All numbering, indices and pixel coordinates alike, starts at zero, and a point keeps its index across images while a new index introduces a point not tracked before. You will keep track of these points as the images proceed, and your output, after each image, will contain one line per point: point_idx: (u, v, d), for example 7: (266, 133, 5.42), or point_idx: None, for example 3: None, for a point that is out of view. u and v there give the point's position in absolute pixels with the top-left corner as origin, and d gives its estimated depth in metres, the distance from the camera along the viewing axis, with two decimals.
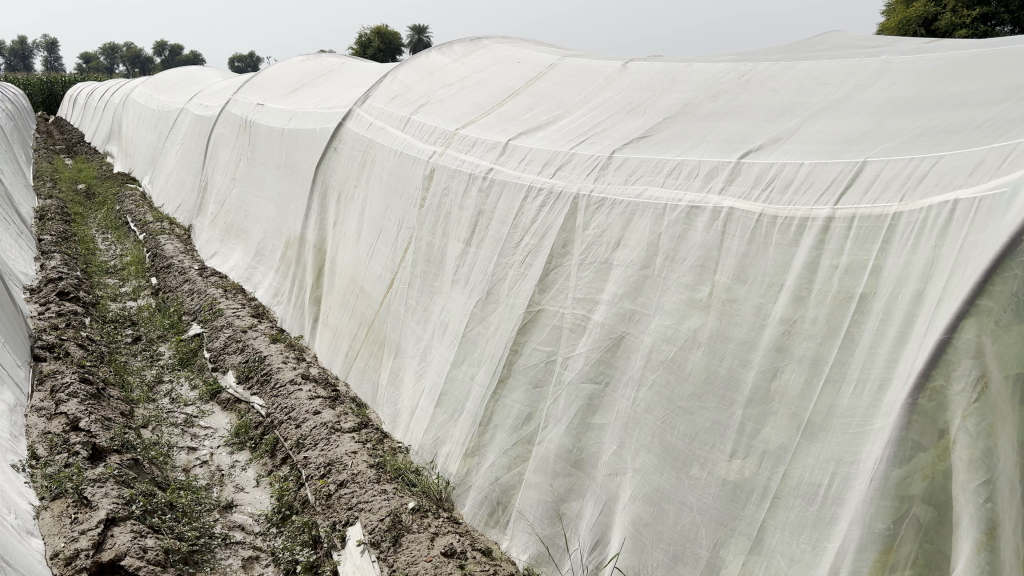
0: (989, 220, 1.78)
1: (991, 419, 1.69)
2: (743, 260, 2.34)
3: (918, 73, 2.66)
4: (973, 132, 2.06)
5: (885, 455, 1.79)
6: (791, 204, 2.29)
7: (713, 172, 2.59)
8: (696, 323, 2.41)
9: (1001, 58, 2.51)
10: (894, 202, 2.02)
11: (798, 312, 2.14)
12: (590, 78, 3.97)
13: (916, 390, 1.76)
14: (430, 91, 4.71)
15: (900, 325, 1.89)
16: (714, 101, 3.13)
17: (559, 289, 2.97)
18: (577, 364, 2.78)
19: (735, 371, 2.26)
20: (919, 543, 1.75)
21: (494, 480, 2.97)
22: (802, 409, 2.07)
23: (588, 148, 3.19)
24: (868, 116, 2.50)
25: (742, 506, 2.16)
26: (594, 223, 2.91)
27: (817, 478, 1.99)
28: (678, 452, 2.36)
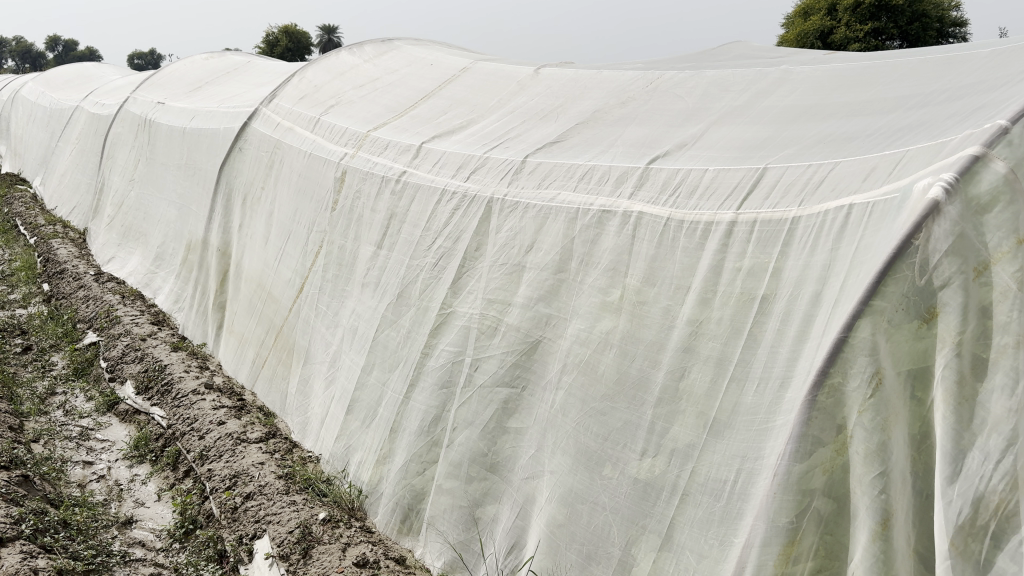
0: (881, 223, 1.86)
1: (885, 414, 1.77)
2: (653, 262, 2.38)
3: (814, 83, 2.77)
4: (866, 140, 2.16)
5: (787, 450, 1.83)
6: (697, 208, 2.35)
7: (623, 177, 2.63)
8: (608, 325, 2.44)
9: (890, 71, 2.64)
10: (793, 206, 2.10)
11: (704, 313, 2.20)
12: (502, 83, 3.98)
13: (815, 387, 1.80)
14: (340, 92, 4.63)
15: (800, 325, 1.96)
16: (623, 108, 3.18)
17: (470, 292, 2.96)
18: (489, 366, 2.77)
19: (645, 372, 2.30)
20: (820, 535, 1.83)
21: (406, 486, 2.93)
22: (708, 407, 2.12)
23: (501, 152, 3.19)
24: (768, 123, 2.59)
25: (652, 504, 2.19)
26: (507, 226, 2.92)
27: (723, 474, 2.04)
28: (591, 452, 2.38)
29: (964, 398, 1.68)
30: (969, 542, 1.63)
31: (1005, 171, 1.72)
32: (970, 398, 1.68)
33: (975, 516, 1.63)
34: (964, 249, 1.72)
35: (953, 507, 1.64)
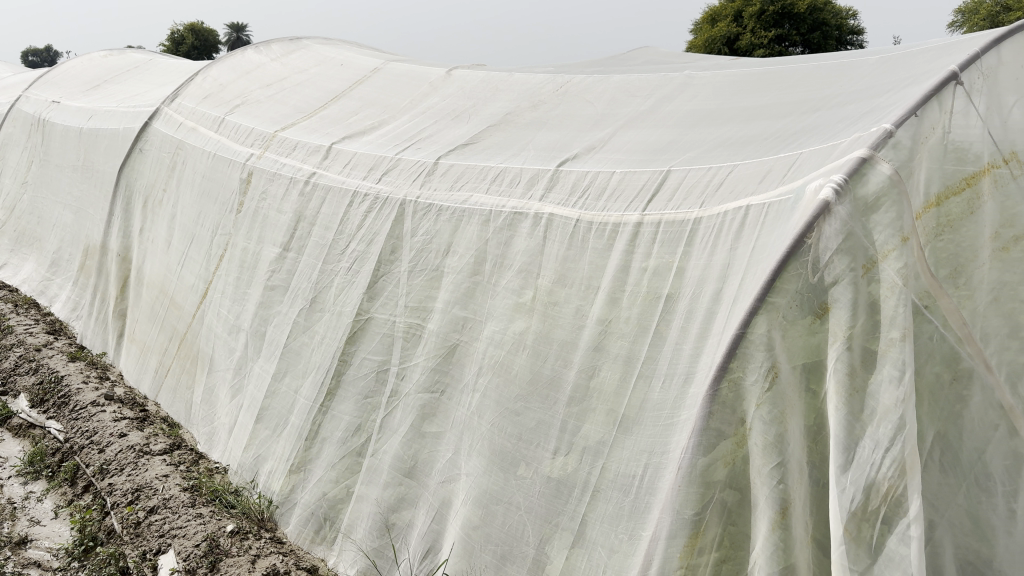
0: (777, 224, 1.93)
1: (781, 407, 1.84)
2: (564, 263, 2.41)
3: (715, 89, 2.86)
4: (763, 143, 2.24)
5: (690, 444, 1.87)
6: (605, 210, 2.38)
7: (534, 179, 2.65)
8: (521, 326, 2.45)
9: (785, 77, 2.75)
10: (695, 208, 2.16)
11: (613, 313, 2.23)
12: (413, 84, 3.95)
13: (716, 381, 1.85)
14: (247, 91, 4.52)
15: (702, 322, 2.01)
16: (535, 110, 3.21)
17: (387, 297, 2.92)
18: (413, 374, 2.74)
19: (557, 372, 2.32)
20: (724, 526, 1.89)
21: (320, 495, 2.88)
22: (618, 404, 2.16)
23: (413, 154, 3.17)
24: (672, 127, 2.65)
25: (564, 502, 2.21)
26: (421, 230, 2.89)
27: (632, 470, 2.07)
28: (505, 453, 2.39)
29: (855, 389, 1.76)
30: (861, 527, 1.70)
31: (890, 172, 1.80)
32: (860, 389, 1.76)
33: (866, 502, 1.70)
34: (853, 247, 1.78)
35: (847, 494, 1.71)
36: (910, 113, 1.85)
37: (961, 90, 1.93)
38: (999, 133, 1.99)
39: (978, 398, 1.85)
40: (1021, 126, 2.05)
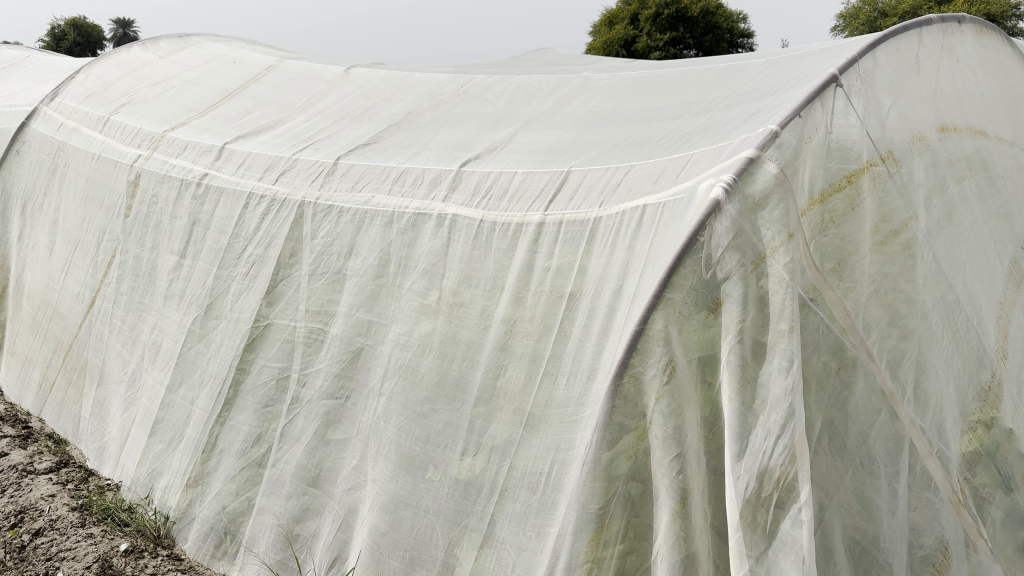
0: (672, 222, 1.98)
1: (679, 399, 1.89)
2: (468, 264, 2.40)
3: (612, 91, 2.92)
4: (658, 144, 2.31)
5: (594, 439, 1.91)
6: (508, 210, 2.40)
7: (436, 180, 2.64)
8: (427, 328, 2.44)
9: (678, 80, 2.83)
10: (594, 207, 2.20)
11: (518, 312, 2.25)
12: (310, 83, 3.87)
13: (617, 377, 1.90)
14: (133, 90, 4.33)
15: (603, 319, 2.05)
16: (435, 110, 3.19)
17: (288, 302, 2.85)
18: (316, 381, 2.68)
19: (463, 372, 2.31)
20: (628, 519, 1.94)
21: (220, 508, 2.79)
22: (525, 402, 2.17)
23: (311, 154, 3.11)
24: (571, 128, 2.69)
25: (472, 503, 2.21)
26: (321, 232, 2.83)
27: (539, 468, 2.09)
28: (412, 457, 2.37)
29: (746, 380, 1.83)
30: (756, 513, 1.77)
31: (775, 172, 1.88)
32: (751, 379, 1.83)
33: (760, 488, 1.77)
34: (743, 244, 1.85)
35: (741, 482, 1.77)
36: (794, 115, 1.94)
37: (840, 93, 2.03)
38: (877, 133, 2.10)
39: (860, 385, 1.95)
40: (896, 126, 2.16)
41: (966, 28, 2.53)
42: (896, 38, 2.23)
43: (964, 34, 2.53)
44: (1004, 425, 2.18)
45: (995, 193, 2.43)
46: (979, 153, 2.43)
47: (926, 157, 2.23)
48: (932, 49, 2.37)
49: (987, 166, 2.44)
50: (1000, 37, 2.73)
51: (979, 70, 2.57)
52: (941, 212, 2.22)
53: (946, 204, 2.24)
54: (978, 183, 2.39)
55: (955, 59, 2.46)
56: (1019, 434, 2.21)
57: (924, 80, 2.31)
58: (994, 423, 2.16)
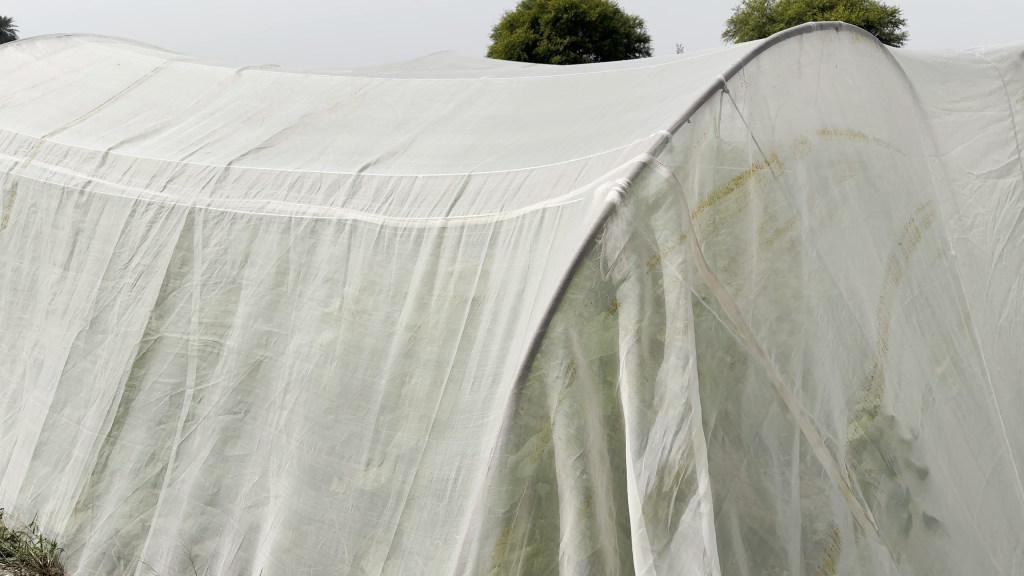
0: (570, 225, 2.01)
1: (581, 400, 1.92)
2: (370, 271, 2.37)
3: (511, 95, 2.94)
4: (556, 149, 2.34)
5: (500, 443, 1.92)
6: (409, 215, 2.38)
7: (335, 185, 2.60)
8: (329, 337, 2.39)
9: (575, 85, 2.88)
10: (495, 212, 2.21)
11: (421, 318, 2.23)
12: (199, 86, 3.74)
13: (520, 381, 1.91)
14: (7, 93, 4.08)
15: (506, 323, 2.06)
16: (332, 113, 3.13)
17: (180, 313, 2.74)
18: (213, 396, 2.59)
19: (367, 381, 2.27)
20: (534, 521, 1.95)
21: (112, 532, 2.67)
22: (429, 408, 2.14)
23: (202, 159, 3.00)
24: (472, 132, 2.70)
25: (379, 513, 2.18)
26: (214, 239, 2.73)
27: (445, 474, 2.07)
28: (316, 470, 2.31)
29: (645, 378, 1.87)
30: (657, 508, 1.81)
31: (667, 176, 1.93)
32: (650, 377, 1.87)
33: (660, 484, 1.81)
34: (639, 246, 1.89)
35: (642, 478, 1.81)
36: (683, 120, 2.00)
37: (727, 98, 2.11)
38: (762, 136, 2.18)
39: (752, 379, 2.02)
40: (780, 130, 2.25)
41: (843, 35, 2.67)
42: (779, 44, 2.33)
43: (842, 41, 2.67)
44: (886, 413, 2.28)
45: (874, 192, 2.56)
46: (859, 155, 2.56)
47: (809, 158, 2.33)
48: (812, 55, 2.48)
49: (866, 168, 2.57)
50: (875, 45, 2.89)
51: (857, 76, 2.71)
52: (823, 212, 2.32)
53: (828, 204, 2.35)
54: (858, 183, 2.51)
55: (834, 65, 2.59)
56: (900, 421, 2.31)
57: (806, 84, 2.42)
58: (877, 411, 2.25)
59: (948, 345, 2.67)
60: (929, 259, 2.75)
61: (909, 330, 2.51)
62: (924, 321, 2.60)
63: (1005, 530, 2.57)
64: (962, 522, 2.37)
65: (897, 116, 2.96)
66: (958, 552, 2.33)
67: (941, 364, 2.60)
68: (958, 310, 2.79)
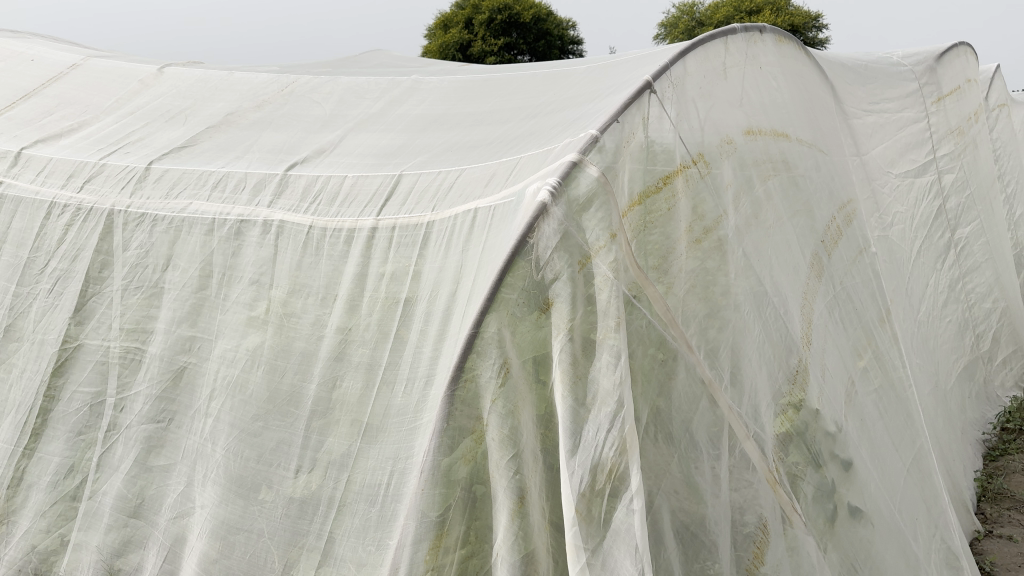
0: (502, 224, 2.00)
1: (514, 401, 1.91)
2: (298, 272, 2.32)
3: (442, 94, 2.91)
4: (487, 148, 2.33)
5: (432, 446, 1.90)
6: (338, 215, 2.33)
7: (260, 185, 2.53)
8: (255, 341, 2.32)
9: (506, 85, 2.87)
10: (427, 212, 2.19)
11: (352, 320, 2.18)
12: (118, 83, 3.60)
13: (453, 382, 1.89)
14: None
15: (439, 324, 2.03)
16: (258, 111, 3.05)
17: (99, 320, 2.63)
18: (135, 405, 2.50)
19: (295, 386, 2.22)
20: (468, 523, 1.93)
21: (29, 549, 2.55)
22: (361, 413, 2.11)
23: (121, 159, 2.89)
24: (402, 130, 2.66)
25: (310, 521, 2.13)
26: (135, 242, 2.64)
27: (377, 479, 2.04)
28: (244, 478, 2.25)
29: (577, 376, 1.87)
30: (591, 506, 1.81)
31: (597, 175, 1.93)
32: (582, 376, 1.87)
33: (593, 482, 1.81)
34: (570, 245, 1.89)
35: (576, 476, 1.81)
36: (612, 120, 2.01)
37: (655, 98, 2.13)
38: (688, 136, 2.21)
39: (682, 375, 2.04)
40: (706, 130, 2.28)
41: (767, 38, 2.72)
42: (704, 46, 2.36)
43: (765, 43, 2.72)
44: (811, 406, 2.33)
45: (797, 192, 2.62)
46: (783, 155, 2.61)
47: (734, 158, 2.37)
48: (737, 57, 2.52)
49: (789, 167, 2.63)
50: (797, 47, 2.95)
51: (780, 77, 2.77)
52: (749, 210, 2.36)
53: (753, 203, 2.39)
54: (782, 182, 2.56)
55: (758, 67, 2.63)
56: (825, 413, 2.36)
57: (730, 85, 2.46)
58: (802, 405, 2.31)
59: (869, 339, 2.75)
60: (851, 256, 2.83)
61: (831, 325, 2.58)
62: (846, 316, 2.68)
63: (925, 517, 2.66)
64: (885, 511, 2.44)
65: (819, 116, 3.03)
66: (881, 540, 2.41)
67: (863, 358, 2.68)
68: (879, 305, 2.87)
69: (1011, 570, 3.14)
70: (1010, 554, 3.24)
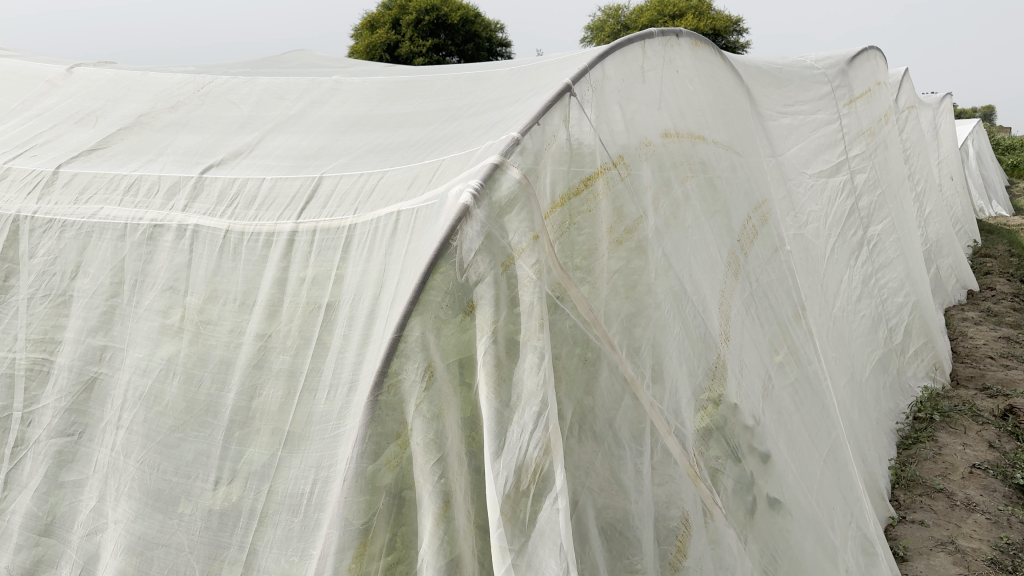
0: (424, 226, 1.98)
1: (439, 404, 1.90)
2: (215, 278, 2.26)
3: (363, 95, 2.88)
4: (409, 150, 2.31)
5: (356, 452, 1.87)
6: (257, 219, 2.28)
7: (175, 189, 2.46)
8: (170, 351, 2.25)
9: (427, 87, 2.86)
10: (349, 215, 2.16)
11: (272, 327, 2.14)
12: (25, 84, 3.46)
13: (376, 387, 1.87)
14: None
15: (362, 329, 2.00)
16: (173, 112, 2.96)
17: (5, 331, 2.52)
18: (43, 418, 2.40)
19: (213, 396, 2.16)
20: (393, 530, 1.91)
21: None
22: (282, 421, 2.06)
23: (27, 162, 2.77)
24: (322, 132, 2.62)
25: (230, 534, 2.07)
26: (42, 249, 2.53)
27: (300, 488, 2.00)
28: (161, 492, 2.18)
29: (502, 378, 1.87)
30: (516, 507, 1.81)
31: (519, 177, 1.92)
32: (506, 377, 1.87)
33: (518, 483, 1.81)
34: (492, 247, 1.88)
35: (501, 478, 1.81)
36: (533, 123, 2.01)
37: (574, 101, 2.15)
38: (607, 138, 2.24)
39: (605, 374, 2.06)
40: (626, 133, 2.31)
41: (683, 41, 2.76)
42: (622, 49, 2.39)
43: (681, 47, 2.76)
44: (730, 400, 2.38)
45: (714, 193, 2.68)
46: (700, 157, 2.66)
47: (653, 160, 2.40)
48: (654, 61, 2.56)
49: (706, 169, 2.68)
50: (713, 51, 3.02)
51: (697, 80, 2.82)
52: (668, 211, 2.40)
53: (671, 204, 2.44)
54: (699, 184, 2.62)
55: (674, 70, 2.68)
56: (743, 408, 2.42)
57: (648, 88, 2.50)
58: (722, 400, 2.36)
59: (785, 335, 2.83)
60: (766, 254, 2.91)
61: (748, 322, 2.65)
62: (762, 313, 2.75)
63: (840, 505, 2.76)
64: (802, 501, 2.52)
65: (735, 119, 3.11)
66: (799, 529, 2.48)
67: (779, 353, 2.76)
68: (794, 301, 2.96)
69: (923, 554, 3.28)
70: (921, 538, 3.39)
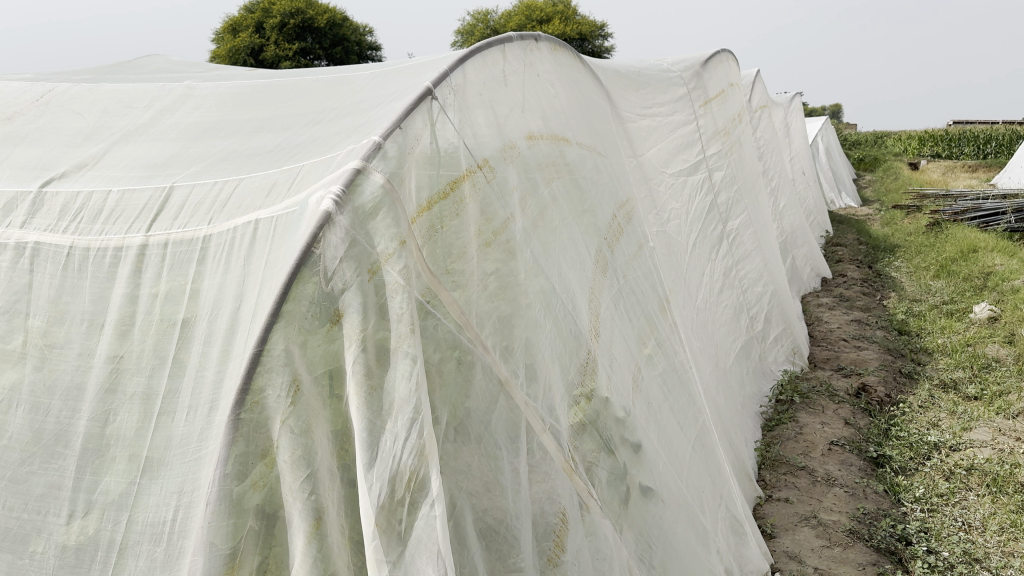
0: (284, 235, 1.93)
1: (307, 418, 1.84)
2: (59, 299, 2.12)
3: (218, 101, 2.78)
4: (267, 157, 2.24)
5: (218, 474, 1.79)
6: (103, 233, 2.16)
7: (11, 205, 2.31)
8: (12, 378, 2.10)
9: (285, 92, 2.79)
10: (203, 225, 2.07)
11: (123, 347, 2.02)
12: None
13: (238, 405, 1.80)
14: None
15: (221, 345, 1.92)
16: (9, 122, 2.76)
17: None
18: None
19: (63, 424, 2.03)
20: (263, 552, 1.83)
21: None
22: (139, 447, 1.94)
23: None
24: (174, 140, 2.51)
25: (87, 570, 1.94)
26: None
27: (161, 515, 1.89)
28: (8, 531, 2.02)
29: (372, 387, 1.84)
30: (391, 517, 1.78)
31: (382, 181, 1.89)
32: (377, 386, 1.84)
33: (392, 493, 1.78)
34: (357, 254, 1.84)
35: (374, 490, 1.78)
36: (395, 127, 1.98)
37: (436, 105, 2.14)
38: (471, 141, 2.24)
39: (479, 377, 2.06)
40: (489, 136, 2.32)
41: (543, 45, 2.80)
42: (482, 54, 2.40)
43: (541, 51, 2.80)
44: (601, 395, 2.44)
45: (578, 193, 2.74)
46: (564, 158, 2.71)
47: (518, 163, 2.43)
48: (515, 64, 2.58)
49: (570, 170, 2.73)
50: (572, 55, 3.08)
51: (557, 83, 2.87)
52: (534, 212, 2.44)
53: (538, 205, 2.47)
54: (563, 185, 2.67)
55: (536, 74, 2.71)
56: (613, 401, 2.48)
57: (510, 92, 2.52)
58: (593, 394, 2.41)
59: (652, 328, 2.92)
60: (631, 251, 2.99)
61: (616, 317, 2.72)
62: (629, 309, 2.83)
63: (709, 488, 2.88)
64: (673, 487, 2.62)
65: (596, 121, 3.19)
66: (671, 515, 2.57)
67: (647, 346, 2.85)
68: (659, 295, 3.07)
69: (789, 530, 3.47)
70: (787, 515, 3.58)
